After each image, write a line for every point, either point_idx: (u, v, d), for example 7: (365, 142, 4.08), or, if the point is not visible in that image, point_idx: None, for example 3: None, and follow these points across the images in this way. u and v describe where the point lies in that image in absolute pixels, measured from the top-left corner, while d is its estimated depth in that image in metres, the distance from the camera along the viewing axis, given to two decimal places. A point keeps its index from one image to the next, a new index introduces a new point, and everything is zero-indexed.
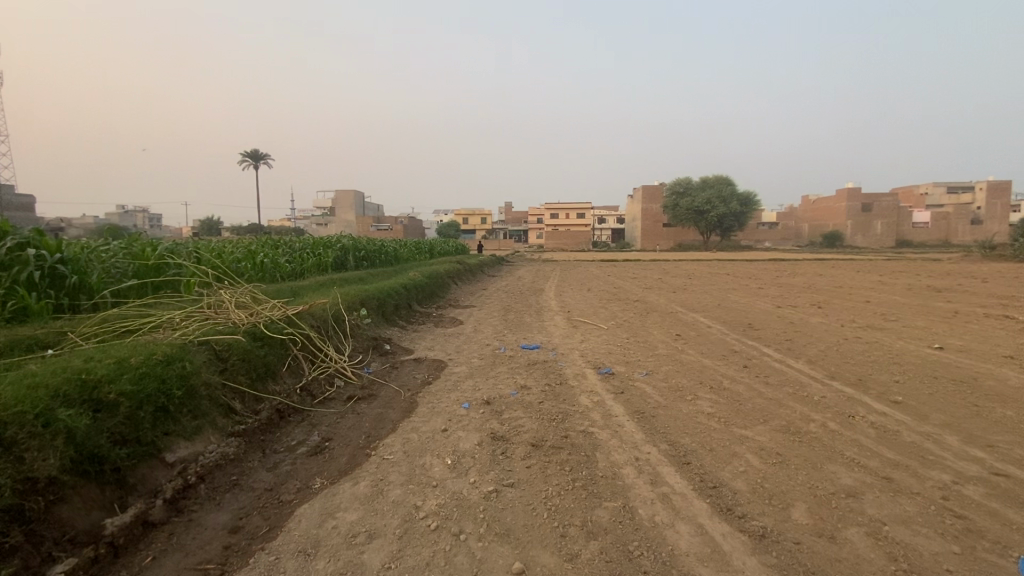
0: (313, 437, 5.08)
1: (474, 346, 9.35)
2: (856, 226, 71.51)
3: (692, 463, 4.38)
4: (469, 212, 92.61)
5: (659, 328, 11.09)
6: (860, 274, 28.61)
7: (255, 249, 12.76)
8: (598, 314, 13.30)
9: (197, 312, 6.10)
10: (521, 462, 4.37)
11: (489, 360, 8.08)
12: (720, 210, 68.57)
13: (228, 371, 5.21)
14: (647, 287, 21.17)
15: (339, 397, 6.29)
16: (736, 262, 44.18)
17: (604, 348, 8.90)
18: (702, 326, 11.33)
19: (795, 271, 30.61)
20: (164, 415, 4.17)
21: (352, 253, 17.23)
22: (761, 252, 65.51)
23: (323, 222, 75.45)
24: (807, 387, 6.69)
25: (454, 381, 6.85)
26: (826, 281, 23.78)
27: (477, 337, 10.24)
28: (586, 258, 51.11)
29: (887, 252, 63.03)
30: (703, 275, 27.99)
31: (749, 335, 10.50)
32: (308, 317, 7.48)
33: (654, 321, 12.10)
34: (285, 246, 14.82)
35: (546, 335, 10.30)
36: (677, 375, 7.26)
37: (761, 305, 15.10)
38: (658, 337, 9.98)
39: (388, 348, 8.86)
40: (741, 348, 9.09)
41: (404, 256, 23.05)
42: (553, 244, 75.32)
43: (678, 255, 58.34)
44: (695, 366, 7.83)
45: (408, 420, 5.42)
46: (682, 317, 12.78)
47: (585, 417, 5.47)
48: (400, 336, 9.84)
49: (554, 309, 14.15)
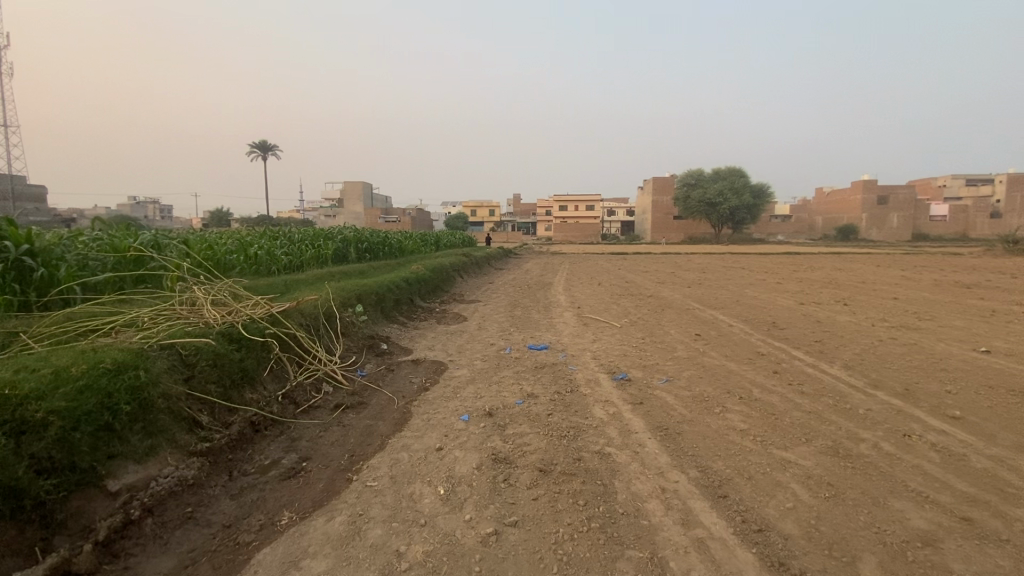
0: (289, 456, 4.45)
1: (478, 346, 8.69)
2: (871, 219, 69.87)
3: (729, 496, 3.69)
4: (477, 203, 91.73)
5: (676, 327, 10.35)
6: (879, 268, 27.62)
7: (250, 241, 12.16)
8: (610, 310, 12.59)
9: (168, 310, 5.50)
10: (526, 493, 3.71)
11: (493, 363, 7.42)
12: (732, 202, 67.25)
13: (195, 379, 4.61)
14: (660, 281, 20.38)
15: (326, 406, 5.65)
16: (749, 256, 43.20)
17: (618, 350, 8.20)
18: (722, 325, 10.59)
19: (812, 265, 29.63)
20: (107, 435, 3.58)
21: (355, 244, 16.62)
22: (774, 246, 64.27)
23: (331, 213, 75.12)
24: (849, 398, 5.96)
25: (454, 388, 6.19)
26: (846, 276, 22.82)
27: (481, 335, 9.57)
28: (594, 252, 50.26)
29: (904, 246, 61.44)
30: (716, 268, 27.13)
31: (774, 335, 9.74)
32: (295, 315, 6.85)
33: (670, 319, 11.37)
34: (283, 237, 14.22)
35: (555, 334, 9.62)
36: (701, 382, 6.56)
37: (782, 302, 14.29)
38: (676, 337, 9.27)
39: (385, 347, 8.22)
40: (768, 350, 8.35)
41: (409, 248, 22.47)
42: (562, 237, 74.46)
43: (689, 249, 57.20)
44: (719, 371, 7.11)
45: (399, 436, 4.77)
46: (699, 314, 12.03)
47: (601, 434, 4.79)
48: (399, 334, 9.18)
49: (564, 305, 13.43)
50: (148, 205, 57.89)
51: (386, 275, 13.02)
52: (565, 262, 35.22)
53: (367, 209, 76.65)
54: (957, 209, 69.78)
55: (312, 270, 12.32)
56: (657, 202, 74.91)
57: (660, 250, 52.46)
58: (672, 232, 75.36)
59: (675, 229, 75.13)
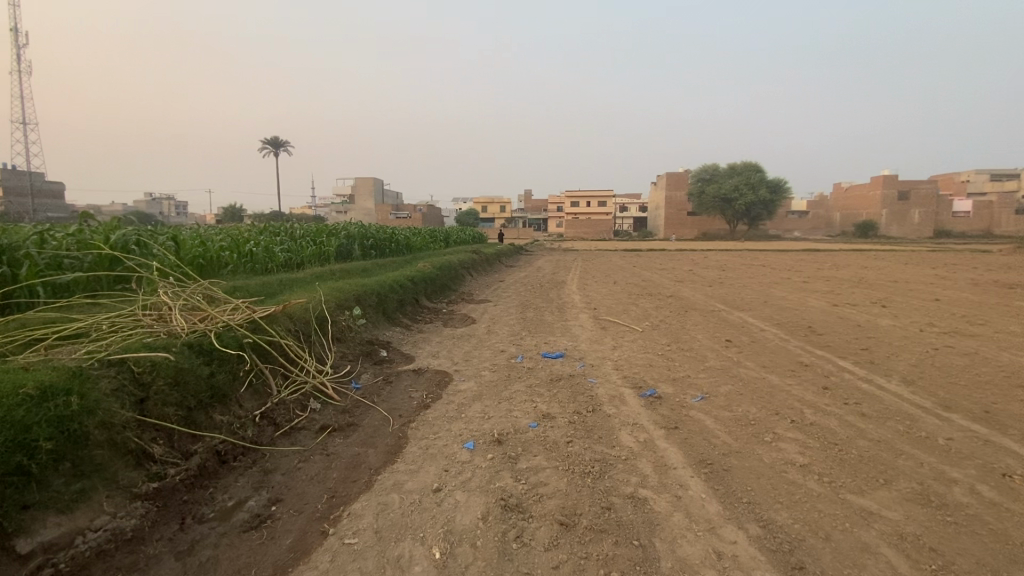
0: (256, 496, 3.71)
1: (486, 352, 7.91)
2: (893, 215, 67.84)
3: (805, 566, 2.89)
4: (488, 199, 90.88)
5: (703, 332, 9.46)
6: (908, 267, 26.30)
7: (246, 239, 11.48)
8: (629, 312, 11.71)
9: (130, 316, 4.79)
10: (545, 558, 2.93)
11: (503, 373, 6.64)
12: (749, 198, 65.65)
13: (148, 402, 3.87)
14: (679, 280, 19.41)
15: (310, 428, 4.91)
16: (766, 253, 41.98)
17: (642, 359, 7.35)
18: (754, 330, 9.68)
19: (836, 263, 28.38)
20: (20, 481, 2.86)
21: (359, 241, 15.89)
22: (790, 243, 62.65)
23: (343, 210, 74.75)
24: (921, 423, 5.07)
25: (459, 405, 5.42)
26: (875, 275, 21.64)
27: (491, 340, 8.78)
28: (606, 249, 49.26)
29: (928, 243, 59.54)
30: (735, 266, 26.08)
31: (814, 341, 8.82)
32: (281, 320, 6.14)
33: (695, 322, 10.48)
34: (284, 234, 13.52)
35: (571, 339, 8.80)
36: (741, 399, 5.71)
37: (814, 304, 13.30)
38: (705, 344, 8.40)
39: (385, 354, 7.48)
40: (811, 360, 7.46)
41: (418, 245, 21.80)
42: (573, 234, 73.48)
43: (702, 245, 56.02)
44: (761, 386, 6.24)
45: (390, 470, 4.00)
46: (726, 317, 11.11)
47: (632, 472, 3.97)
48: (400, 340, 8.42)
49: (578, 306, 12.59)
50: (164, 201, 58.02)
51: (390, 273, 12.29)
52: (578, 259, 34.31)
53: (378, 204, 76.41)
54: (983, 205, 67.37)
55: (312, 269, 11.59)
56: (671, 198, 73.40)
57: (675, 247, 51.30)
58: (686, 228, 73.90)
59: (689, 225, 73.64)
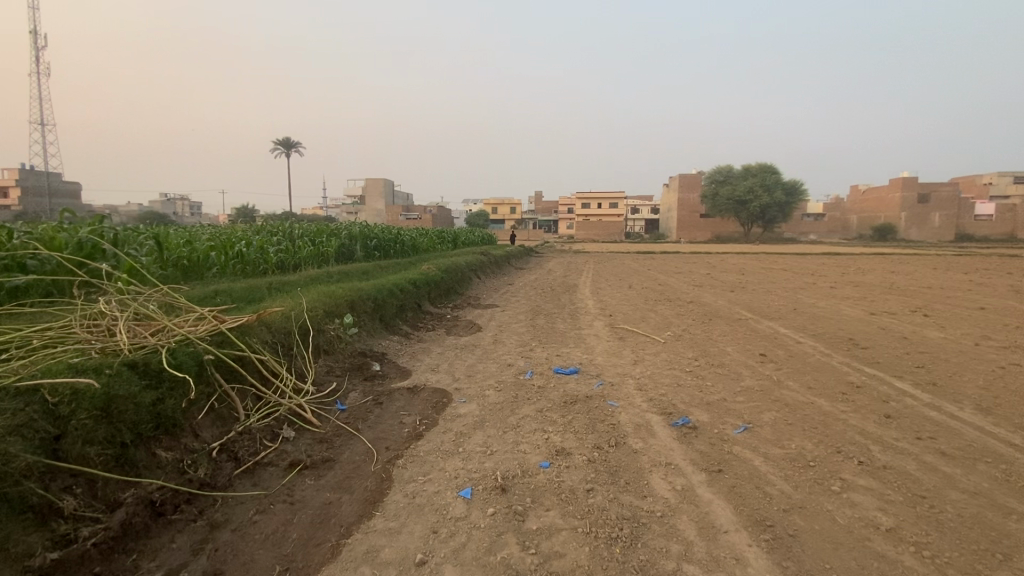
0: (191, 567, 2.92)
1: (491, 366, 7.07)
2: (912, 218, 65.94)
3: None
4: (499, 200, 90.21)
5: (732, 344, 8.54)
6: (938, 272, 24.92)
7: (238, 239, 10.75)
8: (648, 320, 10.80)
9: (66, 328, 4.05)
10: None
11: (511, 393, 5.80)
12: (764, 200, 64.15)
13: (63, 441, 3.11)
14: (698, 284, 18.40)
15: (278, 464, 4.10)
16: (782, 256, 40.77)
17: (668, 377, 6.45)
18: (788, 342, 8.74)
19: (860, 268, 27.11)
20: None
21: (362, 241, 15.14)
22: (806, 246, 61.08)
23: (353, 210, 74.57)
24: (1020, 467, 4.14)
25: (457, 435, 4.59)
26: (906, 280, 20.45)
27: (498, 351, 7.94)
28: (616, 251, 48.41)
29: (950, 247, 57.69)
30: (753, 270, 25.02)
31: (860, 356, 7.86)
32: (256, 331, 5.37)
33: (722, 332, 9.55)
34: (280, 235, 12.77)
35: (586, 351, 7.94)
36: (792, 432, 4.81)
37: (848, 312, 12.26)
38: (736, 359, 7.51)
39: (379, 368, 6.67)
40: (863, 381, 6.51)
41: (424, 246, 21.06)
42: (584, 235, 72.46)
43: (715, 248, 54.77)
44: (812, 414, 5.33)
45: (364, 530, 3.18)
46: (755, 327, 10.16)
47: (672, 537, 3.12)
48: (397, 351, 7.61)
49: (592, 312, 11.71)
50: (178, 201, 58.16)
51: (391, 276, 11.51)
52: (590, 261, 33.40)
53: (389, 205, 76.23)
54: (1009, 208, 65.23)
55: (307, 271, 10.84)
56: (683, 200, 72.19)
57: (689, 249, 50.12)
58: (700, 230, 72.52)
59: (703, 228, 72.24)
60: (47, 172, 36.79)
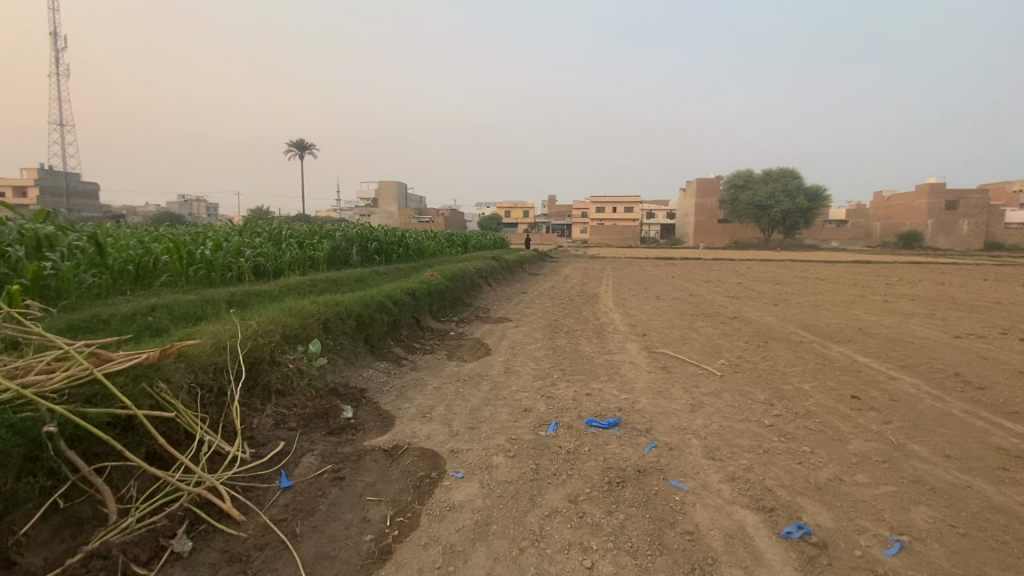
0: None
1: (502, 410, 5.36)
2: (941, 226, 63.01)
3: None
4: (512, 205, 88.62)
5: (809, 381, 6.71)
6: (988, 283, 22.69)
7: (207, 240, 9.18)
8: (690, 342, 9.00)
9: None
10: None
11: (530, 462, 4.09)
12: (785, 206, 61.68)
13: None
14: (732, 296, 16.46)
15: None
16: (807, 264, 38.51)
17: (744, 438, 4.69)
18: (879, 378, 6.88)
19: (901, 279, 24.87)
20: None
21: (359, 244, 13.51)
22: (828, 254, 58.50)
23: (366, 211, 73.66)
24: None
25: (448, 557, 2.90)
26: (962, 294, 18.33)
27: (511, 385, 6.22)
28: (630, 256, 46.48)
29: (982, 256, 54.77)
30: (788, 280, 23.01)
31: (986, 401, 5.99)
32: (163, 372, 3.80)
33: (787, 362, 7.72)
34: (264, 236, 11.20)
35: (624, 388, 6.20)
36: (976, 555, 3.04)
37: (926, 333, 10.30)
38: (824, 406, 5.69)
39: (351, 415, 4.99)
40: (1019, 447, 4.67)
41: (430, 249, 19.45)
42: (598, 240, 70.53)
43: (733, 255, 52.51)
44: (985, 511, 3.54)
45: None
46: (824, 354, 8.29)
47: None
48: (381, 386, 5.94)
49: (622, 331, 9.93)
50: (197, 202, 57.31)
51: (387, 285, 9.88)
52: (607, 267, 31.59)
53: (403, 208, 74.91)
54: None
55: (288, 279, 9.24)
56: (701, 206, 69.94)
57: (706, 255, 48.12)
58: (718, 236, 70.16)
59: (722, 233, 69.82)
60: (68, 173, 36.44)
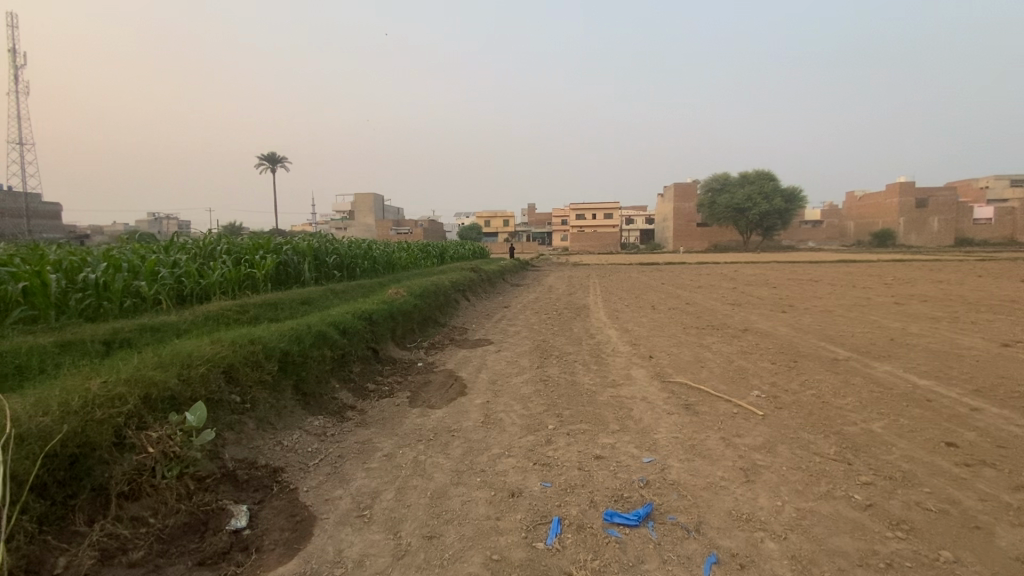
0: None
1: (480, 494, 3.68)
2: (915, 224, 63.65)
3: None
4: (491, 213, 87.06)
5: (878, 420, 5.19)
6: (978, 280, 21.95)
7: (103, 258, 7.32)
8: (709, 365, 7.44)
9: None
10: None
11: None
12: (764, 207, 61.43)
13: None
14: (733, 303, 15.08)
15: None
16: (790, 265, 37.78)
17: (845, 537, 3.11)
18: (960, 411, 5.42)
19: (891, 277, 23.98)
20: None
21: (312, 258, 11.68)
22: (806, 254, 58.23)
23: (340, 224, 71.50)
24: None
25: None
26: (964, 292, 17.34)
27: (491, 447, 4.51)
28: (609, 262, 45.35)
29: (955, 251, 55.18)
30: (783, 283, 21.85)
31: None
32: None
33: (835, 390, 6.21)
34: (190, 252, 9.35)
35: (645, 444, 4.56)
36: None
37: (967, 343, 8.97)
38: (920, 465, 4.17)
39: (243, 523, 3.28)
40: None
41: (401, 261, 17.64)
42: (578, 247, 69.36)
43: (713, 257, 51.70)
44: None
45: None
46: (873, 376, 6.81)
47: None
48: (308, 460, 4.23)
49: (623, 353, 8.31)
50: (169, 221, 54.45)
51: (338, 306, 8.14)
52: (592, 274, 30.21)
53: (380, 221, 72.83)
54: (1010, 212, 63.65)
55: (211, 304, 7.44)
56: (680, 210, 69.44)
57: (686, 259, 47.27)
58: (698, 240, 69.65)
59: (702, 237, 69.48)
60: (21, 193, 34.06)
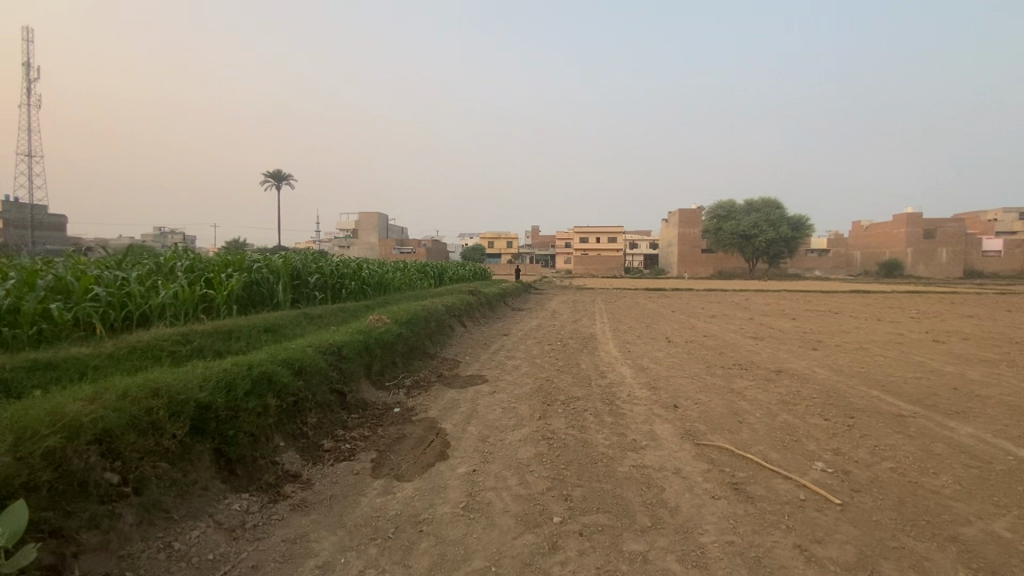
0: None
1: None
2: (925, 255, 62.23)
3: None
4: (494, 235, 86.21)
5: (1001, 517, 3.82)
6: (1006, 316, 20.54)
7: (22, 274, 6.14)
8: (749, 422, 6.06)
9: None
10: None
11: None
12: (771, 235, 60.27)
13: None
14: (754, 337, 13.69)
15: None
16: (801, 294, 36.28)
17: None
18: None
19: (913, 311, 22.56)
20: None
21: (289, 278, 10.45)
22: (814, 283, 56.80)
23: (341, 242, 70.74)
24: None
25: None
26: (1002, 330, 15.90)
27: (472, 557, 3.16)
28: (613, 286, 44.00)
29: (967, 284, 53.73)
30: (801, 315, 20.43)
31: None
32: None
33: (921, 463, 4.83)
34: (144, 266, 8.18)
35: (690, 557, 3.20)
36: None
37: None
38: None
39: None
40: None
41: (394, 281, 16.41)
42: (582, 270, 68.22)
43: (718, 284, 50.37)
44: None
45: None
46: (960, 443, 5.43)
47: None
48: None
49: (641, 400, 6.95)
50: (174, 236, 53.75)
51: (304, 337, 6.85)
52: (596, 300, 28.91)
53: (382, 240, 71.94)
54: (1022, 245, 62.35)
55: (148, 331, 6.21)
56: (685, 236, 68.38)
57: (691, 286, 45.93)
58: (703, 266, 68.39)
59: (708, 263, 68.22)
60: (23, 203, 33.37)
